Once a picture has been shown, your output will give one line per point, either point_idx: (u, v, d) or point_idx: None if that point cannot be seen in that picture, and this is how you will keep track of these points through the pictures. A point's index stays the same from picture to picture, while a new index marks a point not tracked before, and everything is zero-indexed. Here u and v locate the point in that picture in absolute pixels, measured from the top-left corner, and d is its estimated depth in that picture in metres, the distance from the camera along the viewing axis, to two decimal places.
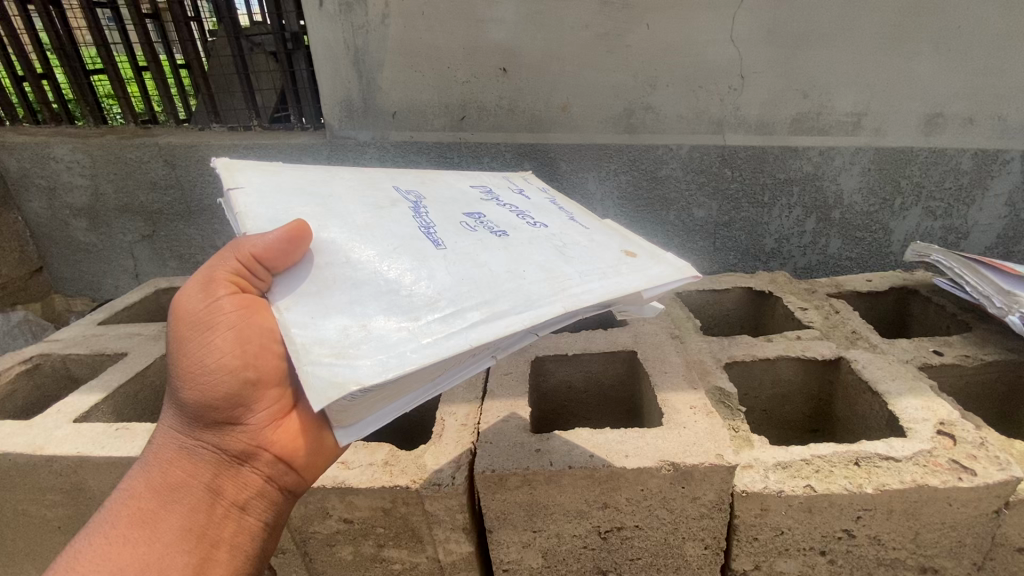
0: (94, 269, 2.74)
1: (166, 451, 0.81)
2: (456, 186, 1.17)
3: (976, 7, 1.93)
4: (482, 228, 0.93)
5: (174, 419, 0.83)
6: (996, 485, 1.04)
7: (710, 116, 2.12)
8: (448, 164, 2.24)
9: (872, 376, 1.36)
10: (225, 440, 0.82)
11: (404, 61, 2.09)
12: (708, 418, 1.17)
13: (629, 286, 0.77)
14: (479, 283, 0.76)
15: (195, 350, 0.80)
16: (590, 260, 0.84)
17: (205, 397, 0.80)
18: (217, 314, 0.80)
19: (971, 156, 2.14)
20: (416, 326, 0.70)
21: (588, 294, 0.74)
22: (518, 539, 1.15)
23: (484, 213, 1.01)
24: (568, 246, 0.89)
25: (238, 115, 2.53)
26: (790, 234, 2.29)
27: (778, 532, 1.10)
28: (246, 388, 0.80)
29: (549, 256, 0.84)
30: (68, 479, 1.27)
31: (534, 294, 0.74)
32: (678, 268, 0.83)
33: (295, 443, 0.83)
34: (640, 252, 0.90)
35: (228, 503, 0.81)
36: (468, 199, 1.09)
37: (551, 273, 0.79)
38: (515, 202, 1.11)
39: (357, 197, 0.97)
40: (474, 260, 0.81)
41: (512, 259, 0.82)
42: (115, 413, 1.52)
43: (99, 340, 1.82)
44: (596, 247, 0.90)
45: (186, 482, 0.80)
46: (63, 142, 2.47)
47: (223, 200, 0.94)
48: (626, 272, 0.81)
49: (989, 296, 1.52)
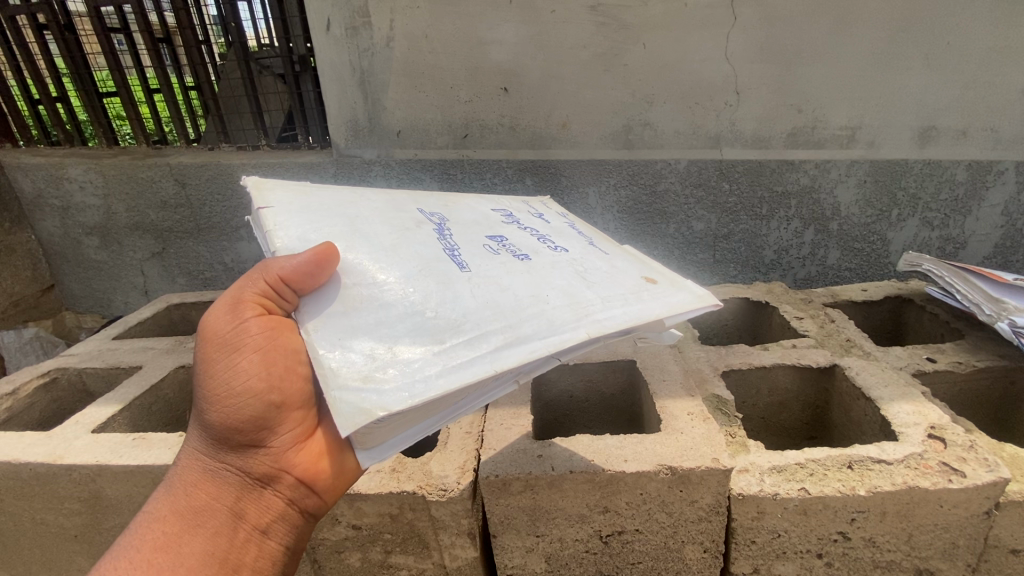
0: (104, 285, 2.81)
1: (191, 474, 0.85)
2: (477, 208, 1.23)
3: (964, 22, 2.00)
4: (505, 251, 0.99)
5: (199, 442, 0.87)
6: (986, 486, 1.06)
7: (706, 132, 2.19)
8: (451, 181, 2.31)
9: (865, 382, 1.40)
10: (249, 463, 0.86)
11: (409, 81, 2.17)
12: (704, 424, 1.22)
13: (651, 314, 0.81)
14: (502, 307, 0.80)
15: (222, 372, 0.85)
16: (613, 286, 0.89)
17: (231, 419, 0.84)
18: (243, 334, 0.85)
19: (965, 167, 2.19)
20: (440, 350, 0.74)
21: (611, 320, 0.78)
22: (522, 544, 1.18)
23: (506, 236, 1.07)
24: (590, 271, 0.94)
25: (247, 135, 2.63)
26: (789, 246, 2.34)
27: (775, 535, 1.13)
28: (272, 408, 0.85)
29: (571, 282, 0.89)
30: (87, 487, 1.31)
31: (557, 320, 0.78)
32: (698, 296, 0.87)
33: (317, 466, 0.88)
34: (660, 279, 0.94)
35: (250, 527, 0.85)
36: (490, 222, 1.14)
37: (573, 299, 0.83)
38: (535, 226, 1.17)
39: (384, 219, 1.02)
40: (497, 284, 0.86)
41: (535, 283, 0.87)
42: (131, 424, 1.57)
43: (114, 354, 1.88)
44: (618, 274, 0.95)
45: (210, 505, 0.84)
46: (76, 163, 2.55)
47: (253, 216, 0.99)
48: (648, 299, 0.85)
49: (978, 304, 1.56)
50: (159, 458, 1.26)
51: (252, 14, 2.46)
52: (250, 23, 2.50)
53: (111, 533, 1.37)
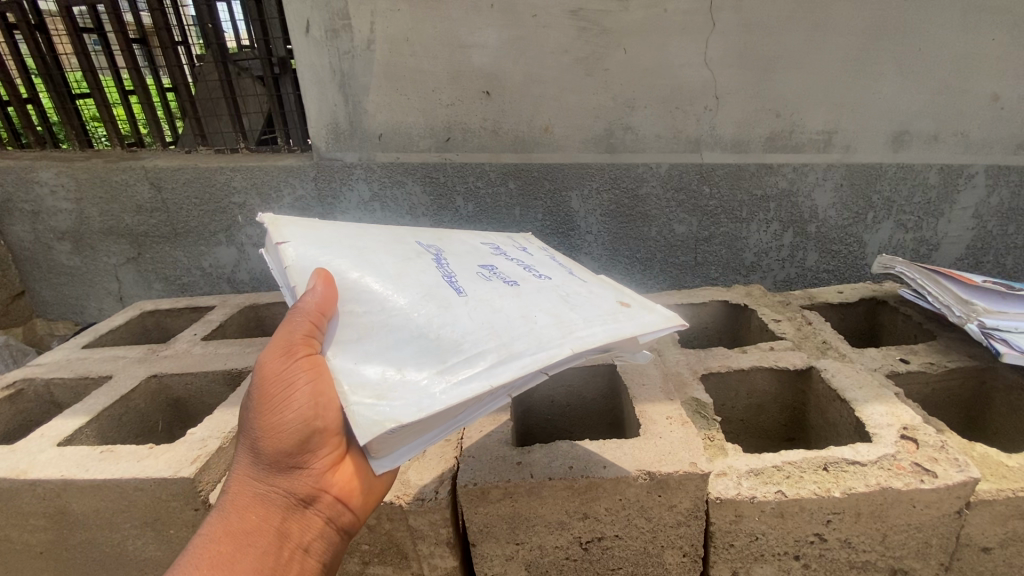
0: (77, 292, 2.73)
1: (240, 495, 0.83)
2: (468, 241, 1.23)
3: (936, 29, 2.05)
4: (496, 277, 0.99)
5: (247, 464, 0.84)
6: (956, 486, 1.08)
7: (687, 136, 2.21)
8: (434, 185, 2.29)
9: (841, 384, 1.41)
10: (293, 485, 0.83)
11: (390, 84, 2.15)
12: (683, 428, 1.22)
13: (626, 332, 0.81)
14: (496, 327, 0.80)
15: (274, 399, 0.81)
16: (591, 307, 0.89)
17: (281, 441, 0.82)
18: (291, 366, 0.81)
19: (937, 172, 2.24)
20: (442, 369, 0.74)
21: (591, 337, 0.79)
22: (501, 552, 1.17)
23: (496, 265, 1.07)
24: (571, 295, 0.95)
25: (225, 138, 2.59)
26: (768, 248, 2.37)
27: (753, 537, 1.13)
28: (318, 434, 0.83)
29: (554, 304, 0.89)
30: (52, 502, 1.27)
31: (543, 337, 0.78)
32: (666, 316, 0.87)
33: (353, 483, 0.87)
34: (633, 302, 0.95)
35: (293, 548, 0.82)
36: (481, 253, 1.15)
37: (557, 319, 0.83)
38: (520, 257, 1.18)
39: (387, 249, 1.02)
40: (491, 306, 0.86)
41: (523, 305, 0.87)
42: (99, 436, 1.52)
43: (84, 363, 1.82)
44: (595, 297, 0.96)
45: (258, 528, 0.81)
46: (48, 166, 2.48)
47: (270, 251, 0.98)
48: (623, 319, 0.85)
49: (949, 305, 1.59)
50: (128, 471, 1.23)
51: (232, 15, 2.44)
52: (230, 25, 2.50)
53: (79, 549, 1.33)
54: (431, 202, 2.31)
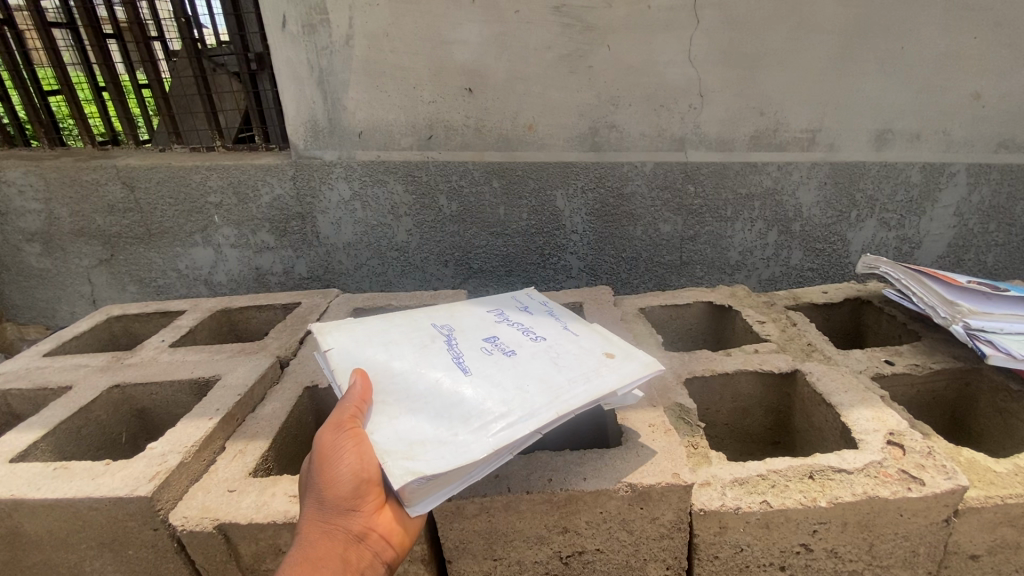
0: (47, 295, 2.63)
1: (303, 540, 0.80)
2: (472, 303, 1.32)
3: (920, 27, 2.03)
4: (496, 344, 1.09)
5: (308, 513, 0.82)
6: (944, 494, 1.05)
7: (672, 134, 2.17)
8: (415, 184, 2.22)
9: (826, 388, 1.39)
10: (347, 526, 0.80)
11: (369, 81, 2.09)
12: (665, 436, 1.18)
13: (607, 387, 0.90)
14: (495, 398, 0.89)
15: (329, 456, 0.81)
16: (576, 365, 0.98)
17: (336, 488, 0.80)
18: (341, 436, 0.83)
19: (920, 170, 2.23)
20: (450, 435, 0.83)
21: (575, 397, 0.88)
22: (478, 568, 1.12)
23: (496, 329, 1.16)
24: (562, 352, 1.03)
25: (201, 135, 2.50)
26: (753, 247, 2.34)
27: (737, 549, 1.10)
28: (370, 482, 0.81)
29: (545, 368, 0.98)
30: (2, 523, 1.19)
31: (532, 403, 0.87)
32: (644, 363, 0.96)
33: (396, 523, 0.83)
34: (615, 350, 1.03)
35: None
36: (483, 316, 1.24)
37: (546, 383, 0.92)
38: (519, 312, 1.26)
39: (401, 334, 1.13)
40: (490, 378, 0.95)
41: (518, 374, 0.96)
42: (56, 451, 1.44)
43: (44, 373, 1.73)
44: (581, 350, 1.04)
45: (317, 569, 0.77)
46: (14, 165, 2.38)
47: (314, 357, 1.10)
48: (606, 373, 0.94)
49: (934, 306, 1.57)
50: (83, 489, 1.16)
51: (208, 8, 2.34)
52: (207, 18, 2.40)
53: (33, 572, 1.25)
54: (412, 201, 2.25)
